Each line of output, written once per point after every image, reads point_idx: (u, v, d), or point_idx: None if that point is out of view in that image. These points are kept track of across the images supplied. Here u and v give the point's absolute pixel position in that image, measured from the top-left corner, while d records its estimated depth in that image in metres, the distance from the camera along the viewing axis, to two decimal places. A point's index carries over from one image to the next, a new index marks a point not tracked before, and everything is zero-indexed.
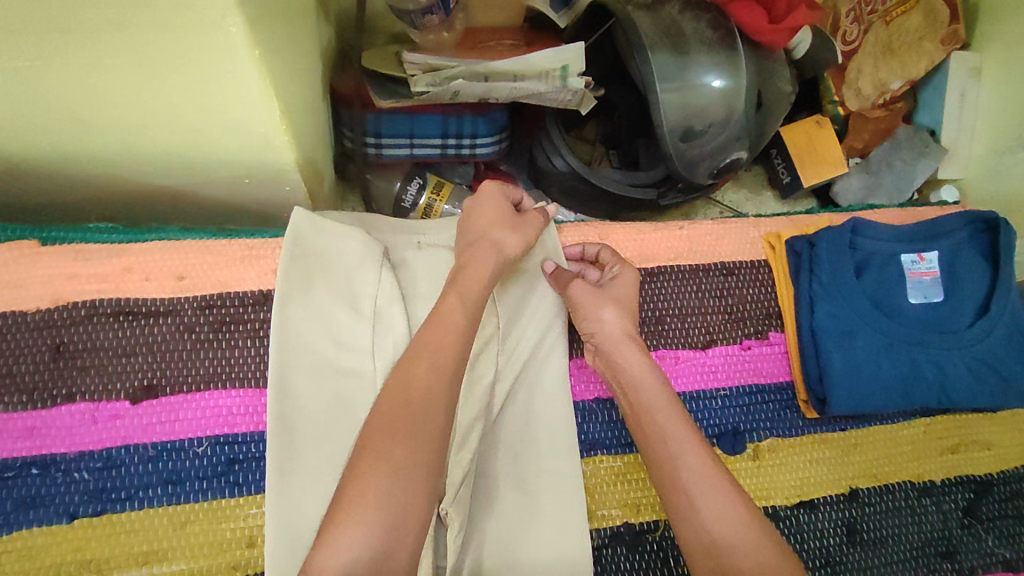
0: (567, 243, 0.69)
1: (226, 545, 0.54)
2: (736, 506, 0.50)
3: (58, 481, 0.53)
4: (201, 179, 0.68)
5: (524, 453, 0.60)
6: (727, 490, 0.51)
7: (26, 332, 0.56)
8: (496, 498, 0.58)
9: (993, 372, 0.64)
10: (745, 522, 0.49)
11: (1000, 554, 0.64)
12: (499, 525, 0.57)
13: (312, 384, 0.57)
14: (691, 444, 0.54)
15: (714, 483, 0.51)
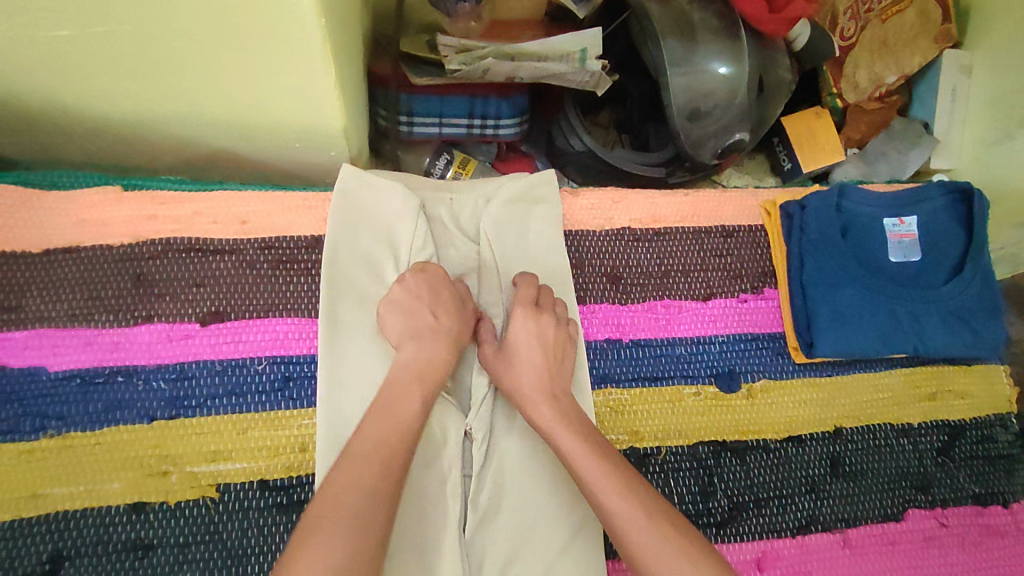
0: (582, 204, 0.76)
1: (283, 448, 0.61)
2: (663, 537, 0.49)
3: (140, 389, 0.61)
4: (257, 140, 0.77)
5: None
6: (639, 525, 0.50)
7: (113, 262, 0.64)
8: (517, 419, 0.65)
9: (964, 325, 0.71)
10: (673, 548, 0.49)
11: (970, 489, 0.71)
12: (518, 444, 0.64)
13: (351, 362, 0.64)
14: (608, 479, 0.53)
15: (630, 519, 0.51)
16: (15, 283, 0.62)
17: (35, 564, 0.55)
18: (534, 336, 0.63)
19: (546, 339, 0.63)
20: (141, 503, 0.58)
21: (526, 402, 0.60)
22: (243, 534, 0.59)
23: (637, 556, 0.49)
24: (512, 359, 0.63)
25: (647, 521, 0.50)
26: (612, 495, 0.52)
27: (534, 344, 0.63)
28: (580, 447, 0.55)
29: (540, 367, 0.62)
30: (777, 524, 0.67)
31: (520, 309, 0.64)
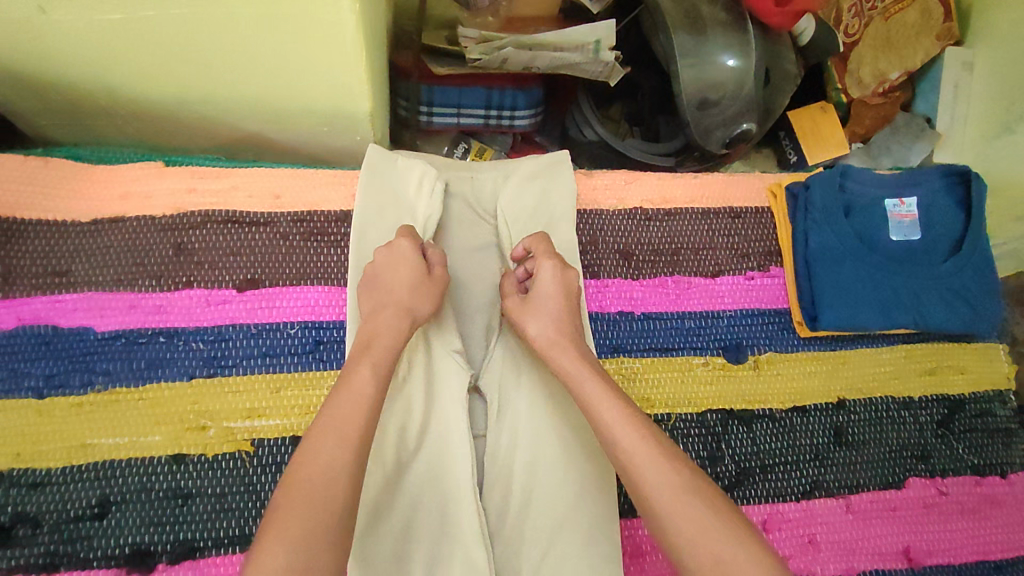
0: (595, 185, 0.79)
1: (313, 407, 0.65)
2: (678, 474, 0.50)
3: (181, 348, 0.65)
4: (288, 124, 0.81)
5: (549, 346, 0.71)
6: (664, 486, 0.50)
7: (156, 232, 0.68)
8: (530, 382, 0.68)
9: (963, 301, 0.74)
10: (685, 482, 0.50)
11: (969, 460, 0.74)
12: (533, 407, 0.67)
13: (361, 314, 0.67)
14: (625, 422, 0.54)
15: (648, 458, 0.52)
16: (64, 249, 0.66)
17: (85, 507, 0.59)
18: (557, 288, 0.66)
19: (568, 288, 0.67)
20: (181, 455, 0.62)
21: (549, 350, 0.62)
22: (276, 485, 0.62)
23: (647, 487, 0.50)
24: (535, 307, 0.65)
25: (665, 460, 0.51)
26: (629, 436, 0.53)
27: (557, 292, 0.66)
28: (602, 393, 0.57)
29: (559, 317, 0.64)
30: (783, 489, 0.70)
31: (545, 261, 0.67)
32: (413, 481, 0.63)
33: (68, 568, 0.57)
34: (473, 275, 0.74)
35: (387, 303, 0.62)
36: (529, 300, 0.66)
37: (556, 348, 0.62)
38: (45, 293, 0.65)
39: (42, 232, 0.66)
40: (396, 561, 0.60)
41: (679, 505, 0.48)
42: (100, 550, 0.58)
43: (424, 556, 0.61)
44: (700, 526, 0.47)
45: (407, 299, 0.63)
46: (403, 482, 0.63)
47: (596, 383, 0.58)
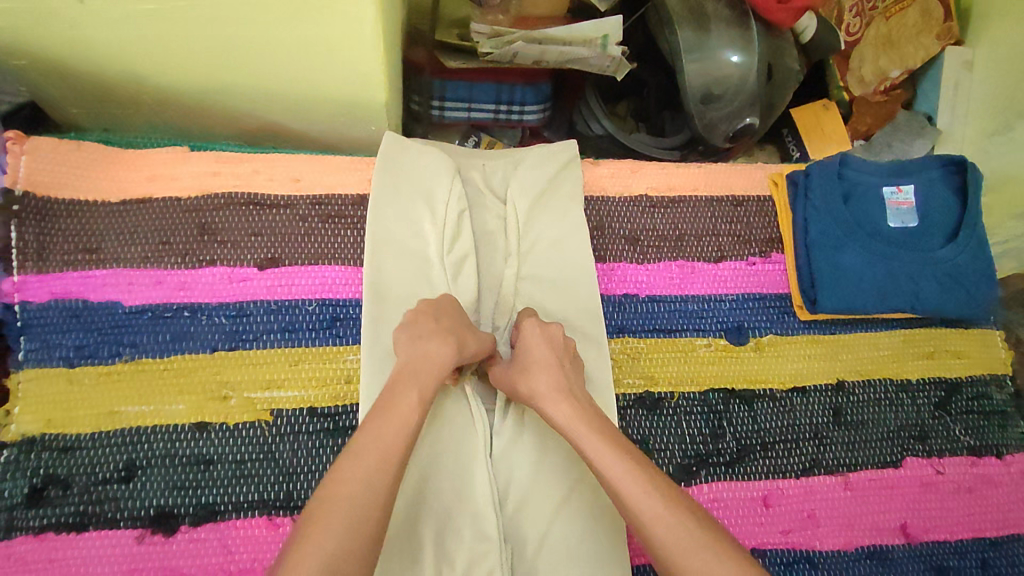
0: (602, 173, 0.82)
1: (330, 380, 0.68)
2: (691, 530, 0.52)
3: (205, 323, 0.68)
4: (307, 112, 0.84)
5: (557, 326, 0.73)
6: (695, 554, 0.51)
7: (181, 212, 0.71)
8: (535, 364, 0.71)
9: (958, 286, 0.76)
10: (697, 539, 0.52)
11: (965, 441, 0.76)
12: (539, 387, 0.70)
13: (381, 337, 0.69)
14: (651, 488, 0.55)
15: (658, 517, 0.53)
16: (94, 227, 0.69)
17: (112, 470, 0.62)
18: (545, 341, 0.66)
19: (555, 342, 0.66)
20: (204, 423, 0.65)
21: (548, 405, 0.62)
22: (293, 454, 0.65)
23: (662, 547, 0.52)
24: (524, 365, 0.64)
25: (676, 518, 0.53)
26: (654, 501, 0.54)
27: (545, 346, 0.65)
28: (603, 447, 0.58)
29: (556, 371, 0.64)
30: (783, 466, 0.72)
31: (531, 327, 0.67)
32: (427, 456, 0.64)
33: (96, 528, 0.60)
34: (489, 276, 0.75)
35: (427, 337, 0.63)
36: (519, 356, 0.65)
37: (558, 406, 0.61)
38: (75, 268, 0.67)
39: (73, 210, 0.69)
40: (410, 531, 0.62)
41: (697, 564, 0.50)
42: (127, 511, 0.61)
43: (437, 524, 0.63)
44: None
45: (461, 337, 0.64)
46: (418, 455, 0.64)
47: (602, 441, 0.58)
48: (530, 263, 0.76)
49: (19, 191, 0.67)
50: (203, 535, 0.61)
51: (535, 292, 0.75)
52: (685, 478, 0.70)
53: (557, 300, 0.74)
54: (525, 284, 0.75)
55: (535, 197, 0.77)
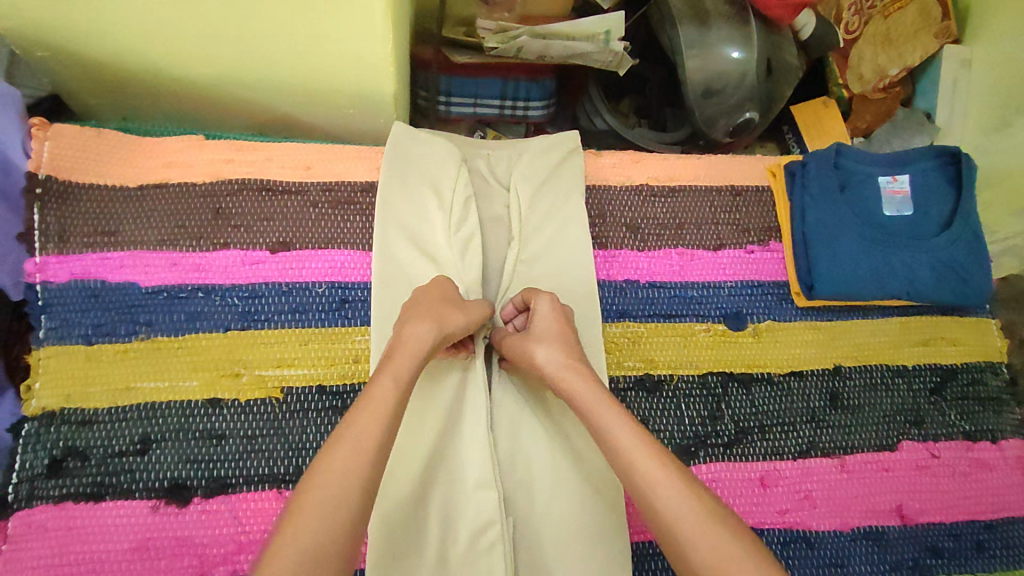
0: (604, 164, 0.84)
1: (339, 358, 0.70)
2: (694, 500, 0.52)
3: (218, 303, 0.70)
4: (318, 104, 0.86)
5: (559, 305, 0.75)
6: (694, 519, 0.50)
7: (196, 197, 0.74)
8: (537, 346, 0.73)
9: (954, 274, 0.78)
10: (699, 507, 0.51)
11: (960, 426, 0.77)
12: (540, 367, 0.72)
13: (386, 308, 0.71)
14: (650, 458, 0.55)
15: (664, 484, 0.53)
16: (113, 211, 0.71)
17: (128, 443, 0.64)
18: (555, 318, 0.67)
19: (568, 320, 0.68)
20: (216, 399, 0.67)
21: (560, 377, 0.63)
22: (303, 429, 0.67)
23: (665, 515, 0.51)
24: (534, 338, 0.66)
25: (679, 488, 0.52)
26: (653, 468, 0.54)
27: (556, 323, 0.67)
28: (614, 418, 0.58)
29: (567, 346, 0.65)
30: (780, 448, 0.73)
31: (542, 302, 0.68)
32: (430, 427, 0.66)
33: (113, 497, 0.62)
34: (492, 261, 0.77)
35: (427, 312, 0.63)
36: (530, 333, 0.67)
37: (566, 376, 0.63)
38: (94, 251, 0.70)
39: (93, 195, 0.71)
40: (414, 501, 0.64)
41: (700, 531, 0.49)
42: (142, 482, 0.63)
43: (443, 494, 0.65)
44: (717, 550, 0.48)
45: (442, 315, 0.64)
46: (421, 427, 0.66)
47: (614, 412, 0.59)
48: (533, 248, 0.77)
49: (42, 175, 0.69)
50: (215, 507, 0.63)
51: (537, 275, 0.76)
52: (684, 457, 0.71)
53: (551, 286, 0.76)
54: (527, 267, 0.77)
55: (545, 185, 0.80)
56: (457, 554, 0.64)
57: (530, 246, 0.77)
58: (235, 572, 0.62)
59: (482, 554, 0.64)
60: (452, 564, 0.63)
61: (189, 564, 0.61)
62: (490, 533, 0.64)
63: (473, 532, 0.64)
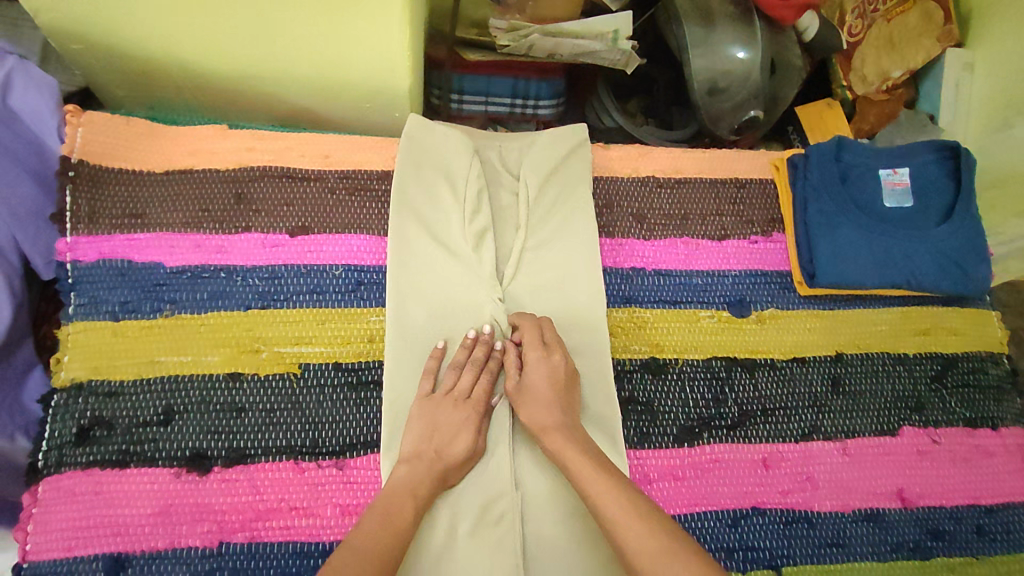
0: (611, 156, 0.87)
1: (354, 337, 0.72)
2: (658, 538, 0.53)
3: (238, 284, 0.73)
4: (334, 101, 0.89)
5: (568, 287, 0.77)
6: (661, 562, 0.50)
7: (220, 182, 0.77)
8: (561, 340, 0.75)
9: (953, 264, 0.80)
10: (672, 550, 0.51)
11: (961, 413, 0.79)
12: None
13: (402, 368, 0.71)
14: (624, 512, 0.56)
15: (630, 525, 0.54)
16: (140, 194, 0.75)
17: (152, 414, 0.67)
18: (546, 377, 0.68)
19: (556, 377, 0.68)
20: (237, 374, 0.69)
21: (547, 437, 0.65)
22: (318, 405, 0.69)
23: (631, 556, 0.53)
24: (526, 397, 0.68)
25: (645, 525, 0.54)
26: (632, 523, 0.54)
27: (547, 381, 0.68)
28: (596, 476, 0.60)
29: (551, 404, 0.67)
30: (783, 431, 0.75)
31: (533, 349, 0.70)
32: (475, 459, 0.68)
33: (136, 465, 0.65)
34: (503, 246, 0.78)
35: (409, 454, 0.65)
36: (521, 386, 0.69)
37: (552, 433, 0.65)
38: (123, 231, 0.73)
39: (122, 179, 0.75)
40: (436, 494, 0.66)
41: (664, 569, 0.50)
42: (164, 451, 0.66)
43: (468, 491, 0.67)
44: None
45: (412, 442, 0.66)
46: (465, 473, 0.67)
47: (593, 468, 0.61)
48: (541, 236, 0.79)
49: (75, 159, 0.72)
50: (234, 476, 0.65)
51: (544, 261, 0.78)
52: (688, 438, 0.73)
53: (558, 271, 0.78)
54: (534, 252, 0.78)
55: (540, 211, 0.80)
56: (473, 520, 0.66)
57: (539, 234, 0.79)
58: (253, 538, 0.64)
59: (494, 525, 0.66)
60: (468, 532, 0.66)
61: (209, 530, 0.64)
62: (500, 505, 0.67)
63: (483, 507, 0.67)
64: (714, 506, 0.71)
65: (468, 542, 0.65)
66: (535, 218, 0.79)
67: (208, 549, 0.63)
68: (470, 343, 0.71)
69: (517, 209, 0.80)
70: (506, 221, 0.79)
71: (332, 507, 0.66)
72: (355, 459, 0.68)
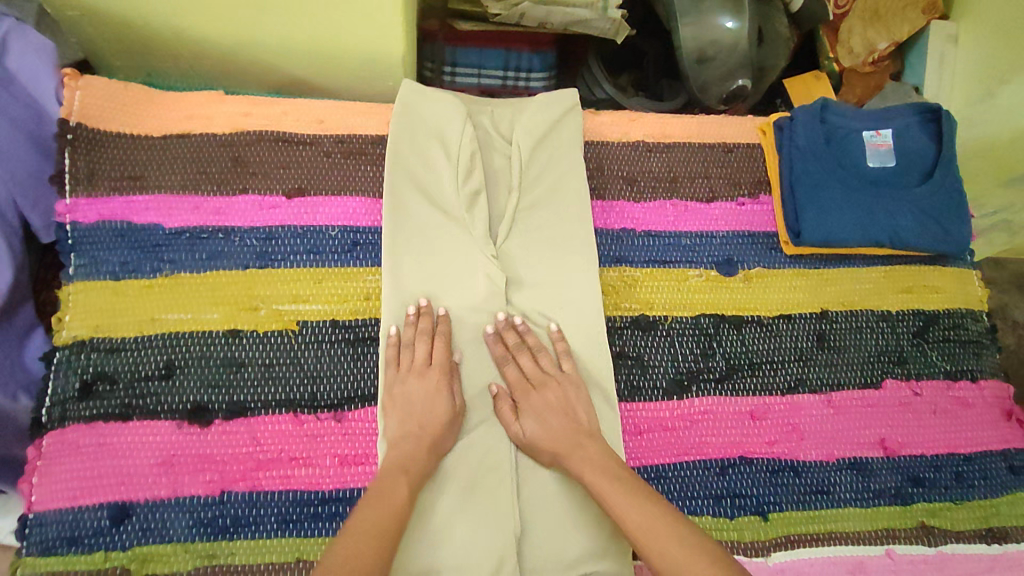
0: (602, 122, 0.88)
1: (351, 296, 0.74)
2: (681, 542, 0.55)
3: (237, 244, 0.74)
4: (329, 71, 0.90)
5: (562, 249, 0.78)
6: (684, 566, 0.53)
7: (216, 146, 0.78)
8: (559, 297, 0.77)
9: (934, 222, 0.82)
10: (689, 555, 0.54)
11: (941, 366, 0.81)
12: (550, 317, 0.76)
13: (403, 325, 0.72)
14: (643, 512, 0.58)
15: (652, 529, 0.57)
16: (137, 158, 0.76)
17: (153, 368, 0.68)
18: (553, 405, 0.69)
19: (567, 406, 0.69)
20: (237, 329, 0.71)
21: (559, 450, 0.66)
22: (316, 359, 0.71)
23: (655, 558, 0.55)
24: (529, 443, 0.69)
25: (667, 532, 0.56)
26: (649, 523, 0.57)
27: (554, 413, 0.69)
28: (610, 482, 0.62)
29: (553, 429, 0.68)
30: (770, 384, 0.77)
31: (529, 391, 0.70)
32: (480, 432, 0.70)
33: (139, 418, 0.67)
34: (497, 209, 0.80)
35: (405, 425, 0.66)
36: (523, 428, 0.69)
37: (555, 434, 0.67)
38: (121, 193, 0.74)
39: (120, 143, 0.76)
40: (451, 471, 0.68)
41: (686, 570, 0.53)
42: (166, 405, 0.67)
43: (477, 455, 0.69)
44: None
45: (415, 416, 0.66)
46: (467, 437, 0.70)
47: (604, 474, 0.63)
48: (534, 199, 0.80)
49: (73, 123, 0.73)
50: (235, 428, 0.67)
51: (539, 223, 0.79)
52: (677, 391, 0.75)
53: (552, 231, 0.79)
54: (528, 216, 0.79)
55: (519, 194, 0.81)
56: (462, 479, 0.68)
57: (530, 198, 0.80)
58: (253, 487, 0.66)
59: (491, 484, 0.68)
60: (461, 490, 0.68)
61: (211, 479, 0.65)
62: (493, 459, 0.70)
63: (479, 467, 0.69)
64: (703, 456, 0.73)
65: (471, 503, 0.67)
66: (529, 182, 0.81)
67: (211, 497, 0.65)
68: (414, 319, 0.71)
69: (509, 173, 0.81)
70: (499, 184, 0.81)
71: (330, 457, 0.67)
72: (353, 412, 0.69)
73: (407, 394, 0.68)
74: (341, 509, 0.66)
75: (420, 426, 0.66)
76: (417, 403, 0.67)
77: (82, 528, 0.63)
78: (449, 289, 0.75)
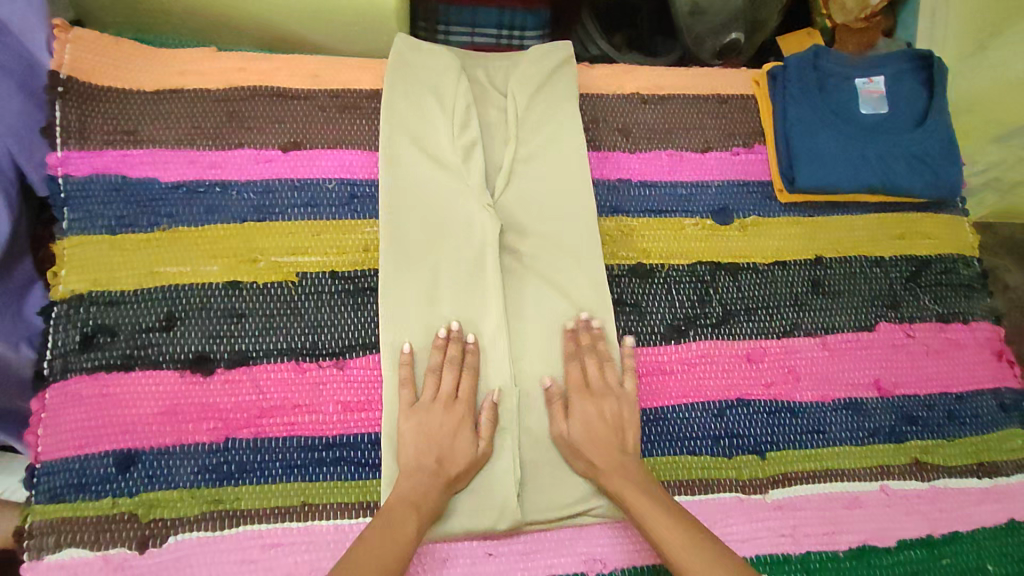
0: (597, 75, 0.88)
1: (349, 248, 0.74)
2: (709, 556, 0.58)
3: (233, 198, 0.74)
4: (321, 28, 0.89)
5: (560, 206, 0.78)
6: None
7: (210, 101, 0.77)
8: (559, 250, 0.77)
9: (926, 166, 0.82)
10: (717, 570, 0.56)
11: (934, 309, 0.82)
12: (551, 269, 0.76)
13: (402, 279, 0.72)
14: (672, 527, 0.61)
15: (683, 545, 0.59)
16: (130, 112, 0.75)
17: (154, 320, 0.69)
18: (595, 421, 0.68)
19: (619, 422, 0.69)
20: (236, 281, 0.71)
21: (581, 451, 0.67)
22: (317, 310, 0.71)
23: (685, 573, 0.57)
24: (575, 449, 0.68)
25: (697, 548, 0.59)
26: (677, 539, 0.60)
27: (598, 425, 0.68)
28: (642, 499, 0.63)
29: (606, 442, 0.67)
30: (767, 328, 0.78)
31: (577, 398, 0.69)
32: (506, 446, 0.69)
33: (141, 368, 0.67)
34: (495, 163, 0.79)
35: (423, 452, 0.65)
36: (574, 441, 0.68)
37: (600, 449, 0.67)
38: (115, 147, 0.74)
39: (111, 97, 0.75)
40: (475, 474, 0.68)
41: None
42: (167, 355, 0.68)
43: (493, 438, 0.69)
44: None
45: (442, 445, 0.65)
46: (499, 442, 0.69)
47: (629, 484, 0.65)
48: (530, 152, 0.80)
49: (64, 75, 0.73)
50: (237, 376, 0.68)
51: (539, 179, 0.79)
52: (676, 336, 0.76)
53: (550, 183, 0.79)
54: (527, 172, 0.79)
55: (542, 195, 0.78)
56: (481, 481, 0.67)
57: (527, 153, 0.80)
58: (258, 434, 0.66)
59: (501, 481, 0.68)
60: (477, 491, 0.67)
61: (214, 427, 0.66)
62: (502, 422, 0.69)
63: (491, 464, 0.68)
64: (702, 398, 0.74)
65: (486, 500, 0.67)
66: (525, 135, 0.80)
67: (216, 445, 0.66)
68: (442, 344, 0.69)
69: (506, 128, 0.81)
70: (495, 138, 0.80)
71: (333, 404, 0.68)
72: (355, 359, 0.70)
73: (424, 420, 0.66)
74: (346, 454, 0.67)
75: (439, 440, 0.65)
76: (444, 434, 0.66)
77: (89, 475, 0.64)
78: (449, 243, 0.74)
